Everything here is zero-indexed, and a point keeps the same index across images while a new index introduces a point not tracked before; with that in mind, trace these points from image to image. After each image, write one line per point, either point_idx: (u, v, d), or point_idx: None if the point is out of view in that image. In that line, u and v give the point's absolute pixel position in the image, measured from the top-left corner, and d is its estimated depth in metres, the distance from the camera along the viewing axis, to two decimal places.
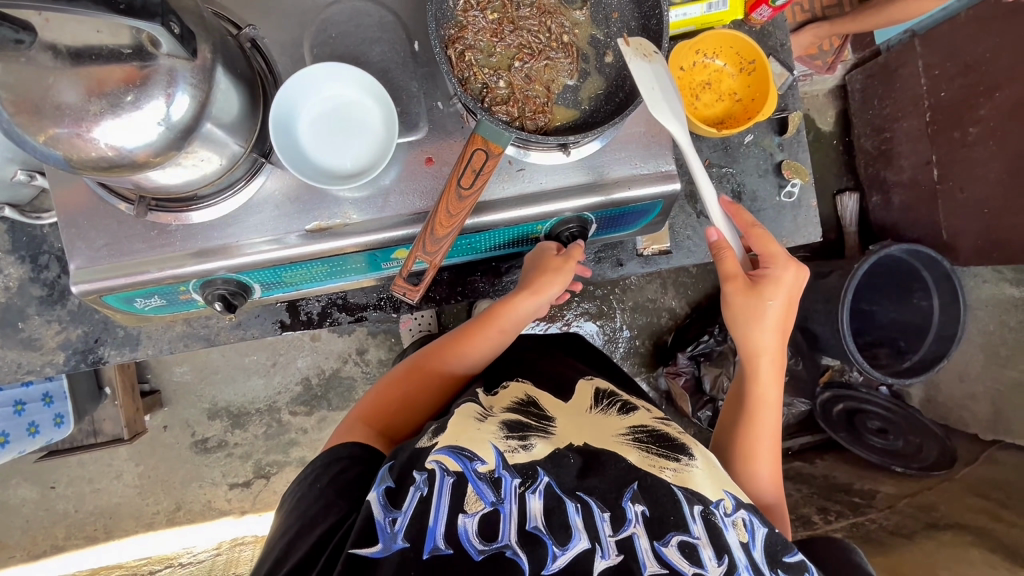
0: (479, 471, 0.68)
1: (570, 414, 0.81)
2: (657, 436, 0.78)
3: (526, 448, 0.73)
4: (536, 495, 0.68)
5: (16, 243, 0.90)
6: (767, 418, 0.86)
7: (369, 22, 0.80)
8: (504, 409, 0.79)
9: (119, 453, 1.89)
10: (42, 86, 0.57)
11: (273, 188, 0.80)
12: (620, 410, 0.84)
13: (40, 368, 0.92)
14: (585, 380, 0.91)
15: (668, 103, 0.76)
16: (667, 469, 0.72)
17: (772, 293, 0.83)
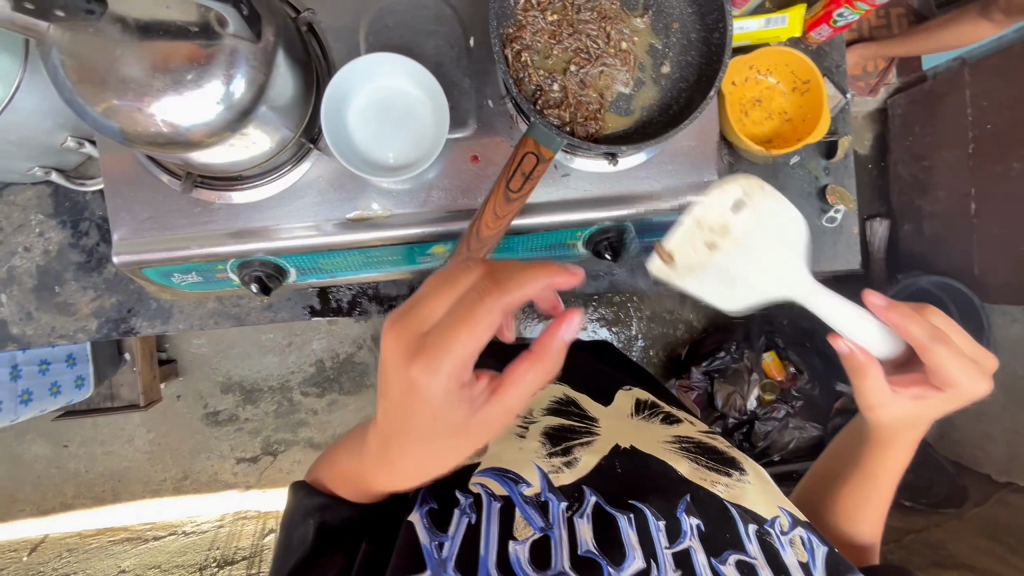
0: (525, 495, 0.76)
1: (615, 420, 0.91)
2: (703, 448, 0.89)
3: (570, 465, 0.82)
4: (583, 518, 0.75)
5: (59, 207, 0.92)
6: (887, 490, 0.89)
7: (426, 14, 0.80)
8: (547, 415, 0.90)
9: (132, 419, 1.92)
10: (108, 58, 0.57)
11: (318, 173, 0.79)
12: (662, 421, 0.93)
13: (73, 333, 0.93)
14: (624, 389, 0.99)
15: (790, 245, 0.81)
16: (718, 483, 0.83)
17: (934, 406, 0.81)
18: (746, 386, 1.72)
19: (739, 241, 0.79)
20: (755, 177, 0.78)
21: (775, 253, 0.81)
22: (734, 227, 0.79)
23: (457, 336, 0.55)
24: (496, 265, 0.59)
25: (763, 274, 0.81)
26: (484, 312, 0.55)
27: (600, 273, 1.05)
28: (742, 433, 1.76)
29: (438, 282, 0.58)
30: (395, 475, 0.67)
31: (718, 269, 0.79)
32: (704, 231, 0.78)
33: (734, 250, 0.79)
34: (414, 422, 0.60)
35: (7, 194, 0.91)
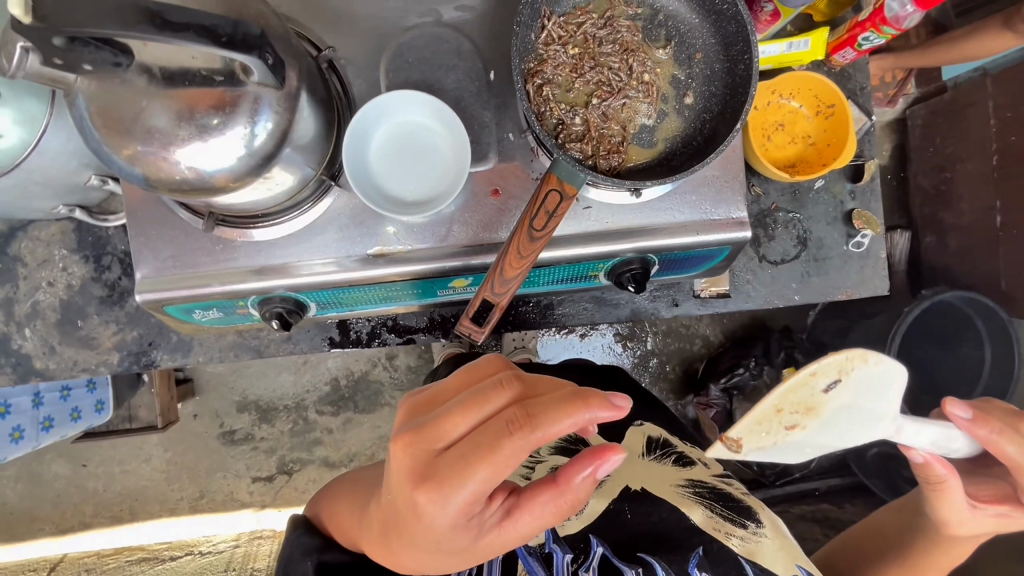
0: (529, 546, 0.82)
1: (626, 464, 0.95)
2: (718, 494, 0.91)
3: (576, 512, 0.88)
4: (588, 571, 0.78)
5: (82, 242, 0.92)
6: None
7: (446, 49, 0.80)
8: (557, 456, 0.97)
9: (149, 438, 1.92)
10: (135, 108, 0.57)
11: (338, 209, 0.79)
12: (675, 461, 0.96)
13: (95, 366, 0.94)
14: (635, 426, 1.02)
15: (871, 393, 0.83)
16: (733, 536, 0.84)
17: (1005, 523, 0.88)
18: None
19: (825, 420, 0.82)
20: (857, 352, 0.81)
21: (852, 430, 0.84)
22: (816, 406, 0.81)
23: (474, 469, 0.53)
24: (528, 387, 0.56)
25: (845, 441, 0.85)
26: (504, 450, 0.52)
27: (621, 301, 1.04)
28: None
29: (465, 398, 0.56)
30: (390, 563, 0.67)
31: (792, 443, 0.83)
32: (784, 416, 0.80)
33: (818, 430, 0.82)
34: (417, 533, 0.58)
35: (32, 230, 0.91)
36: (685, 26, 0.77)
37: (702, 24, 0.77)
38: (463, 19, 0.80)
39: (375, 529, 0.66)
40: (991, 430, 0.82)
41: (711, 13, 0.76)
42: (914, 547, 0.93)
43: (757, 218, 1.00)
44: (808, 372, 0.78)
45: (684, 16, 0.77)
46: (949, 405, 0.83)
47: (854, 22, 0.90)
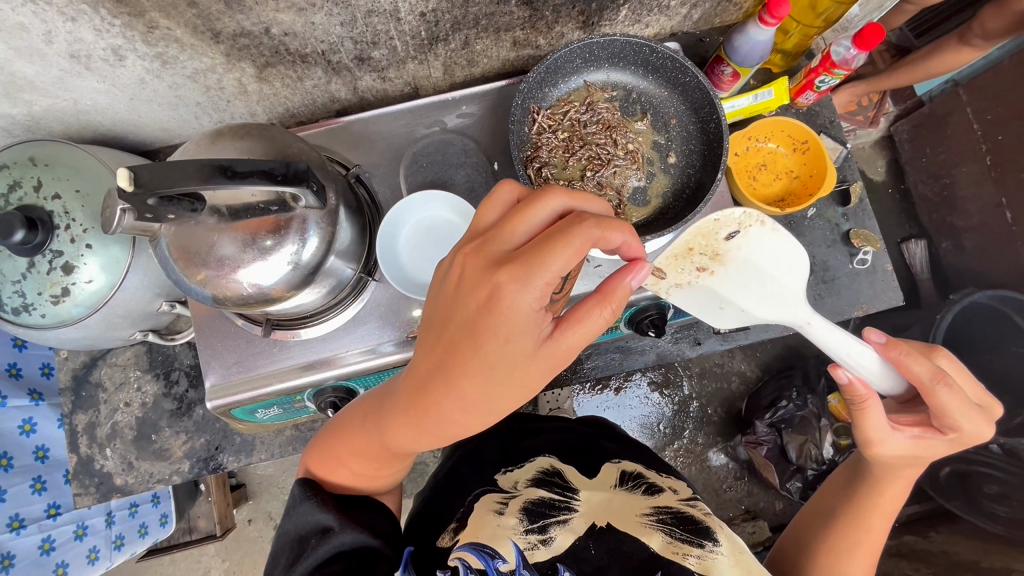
0: (501, 570, 0.65)
1: (594, 490, 0.83)
2: (681, 518, 0.77)
3: (546, 543, 0.72)
4: None
5: (153, 361, 1.03)
6: (878, 546, 0.77)
7: (454, 150, 0.93)
8: (528, 486, 0.84)
9: (207, 549, 1.92)
10: (208, 243, 0.69)
11: (376, 301, 0.89)
12: (645, 490, 0.84)
13: (169, 476, 1.01)
14: (611, 462, 0.94)
15: (788, 262, 0.82)
16: (690, 556, 0.70)
17: (930, 451, 0.73)
18: (818, 434, 1.66)
19: (733, 267, 0.83)
20: (756, 211, 0.82)
21: (759, 283, 0.82)
22: (725, 250, 0.83)
23: (542, 257, 0.55)
24: (579, 199, 0.60)
25: (757, 303, 0.81)
26: (572, 233, 0.55)
27: (646, 347, 1.09)
28: None
29: (519, 209, 0.59)
30: (431, 424, 0.65)
31: (705, 291, 0.83)
32: (694, 255, 0.83)
33: (728, 276, 0.83)
34: (476, 347, 0.59)
35: (110, 357, 1.03)
36: (656, 99, 0.89)
37: (671, 95, 0.88)
38: (465, 123, 0.94)
39: (412, 384, 0.64)
40: (899, 351, 0.70)
41: (676, 85, 0.87)
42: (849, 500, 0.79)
43: None
44: (709, 215, 0.81)
45: (654, 91, 0.89)
46: (864, 333, 0.73)
47: (808, 69, 1.00)
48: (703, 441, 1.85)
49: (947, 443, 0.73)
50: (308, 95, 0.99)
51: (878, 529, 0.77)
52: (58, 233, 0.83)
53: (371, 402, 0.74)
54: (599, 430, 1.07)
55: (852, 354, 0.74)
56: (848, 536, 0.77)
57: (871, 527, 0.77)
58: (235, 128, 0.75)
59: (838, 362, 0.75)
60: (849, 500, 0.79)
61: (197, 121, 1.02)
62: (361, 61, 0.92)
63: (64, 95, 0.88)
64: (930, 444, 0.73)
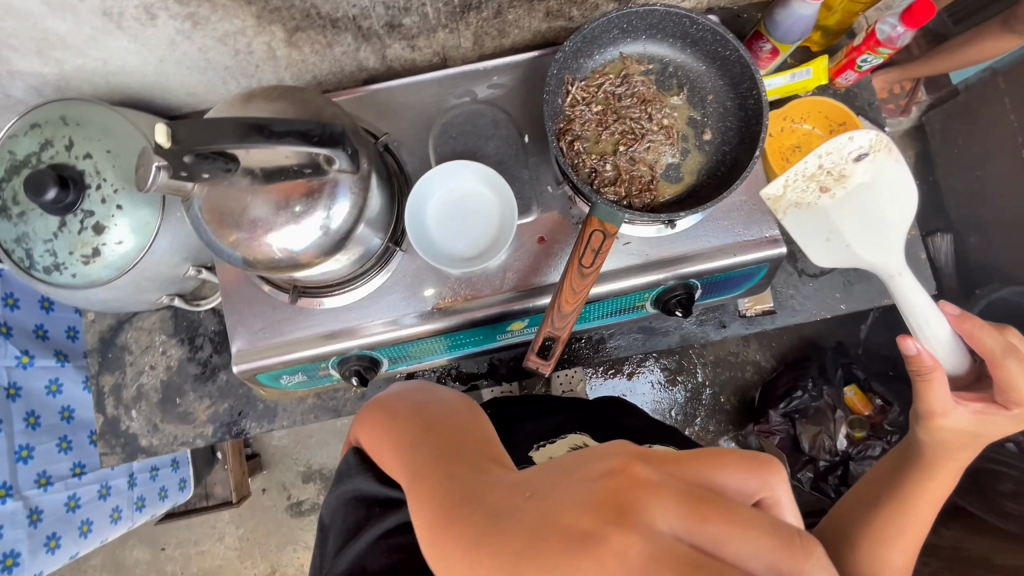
0: None
1: None
2: None
3: None
4: None
5: (178, 326, 1.04)
6: (921, 535, 0.77)
7: (484, 122, 0.91)
8: None
9: (222, 516, 1.96)
10: (241, 204, 0.69)
11: (402, 272, 0.88)
12: None
13: (192, 439, 1.03)
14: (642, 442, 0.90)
15: (901, 199, 0.91)
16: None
17: (991, 429, 0.78)
18: (832, 425, 1.64)
19: (853, 191, 0.92)
20: (887, 138, 0.90)
21: (873, 216, 0.91)
22: (850, 173, 0.92)
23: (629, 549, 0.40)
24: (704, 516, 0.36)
25: (862, 233, 0.91)
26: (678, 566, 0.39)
27: (670, 328, 1.08)
28: (838, 477, 1.66)
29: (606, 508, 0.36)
30: None
31: (823, 215, 0.92)
32: (819, 177, 0.92)
33: (847, 198, 0.92)
34: None
35: (136, 321, 1.04)
36: (694, 74, 0.87)
37: (709, 69, 0.86)
38: (495, 94, 0.92)
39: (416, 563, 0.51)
40: (971, 323, 0.80)
41: (716, 60, 0.85)
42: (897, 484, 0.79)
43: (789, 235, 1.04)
44: (846, 134, 0.89)
45: (692, 65, 0.86)
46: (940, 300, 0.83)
47: (850, 48, 0.97)
48: (716, 428, 1.84)
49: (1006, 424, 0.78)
50: (337, 63, 0.98)
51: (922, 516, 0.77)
52: (89, 192, 0.83)
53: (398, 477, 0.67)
54: (619, 409, 1.07)
55: (929, 319, 0.83)
56: (894, 524, 0.76)
57: (917, 513, 0.77)
58: (268, 91, 0.74)
59: (914, 326, 0.84)
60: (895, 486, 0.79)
61: (224, 87, 1.01)
62: (392, 29, 0.90)
63: (94, 55, 0.87)
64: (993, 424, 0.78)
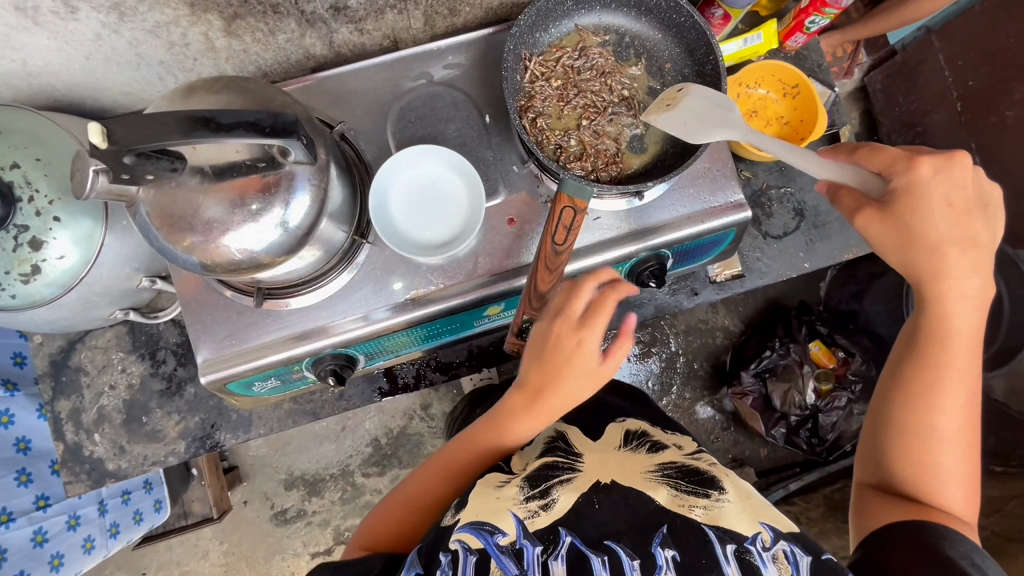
0: (501, 544, 0.69)
1: (598, 453, 0.85)
2: (685, 471, 0.79)
3: (546, 509, 0.74)
4: (558, 560, 0.68)
5: (136, 341, 0.98)
6: (959, 374, 0.73)
7: (442, 104, 0.89)
8: (531, 460, 0.84)
9: (204, 533, 1.89)
10: (192, 206, 0.64)
11: (371, 265, 0.85)
12: (649, 449, 0.86)
13: (164, 458, 0.98)
14: (615, 423, 0.95)
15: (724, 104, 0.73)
16: (696, 507, 0.72)
17: (912, 214, 0.70)
18: (801, 381, 1.69)
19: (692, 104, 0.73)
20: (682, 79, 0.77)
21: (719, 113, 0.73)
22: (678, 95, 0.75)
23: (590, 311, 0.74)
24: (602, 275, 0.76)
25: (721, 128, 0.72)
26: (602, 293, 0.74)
27: (644, 300, 1.09)
28: (808, 430, 1.73)
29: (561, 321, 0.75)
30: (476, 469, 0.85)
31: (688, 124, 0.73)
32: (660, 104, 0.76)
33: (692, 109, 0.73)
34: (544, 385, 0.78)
35: (89, 340, 0.98)
36: (650, 43, 0.86)
37: (665, 37, 0.86)
38: (452, 75, 0.89)
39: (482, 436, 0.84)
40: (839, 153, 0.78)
41: (671, 27, 0.84)
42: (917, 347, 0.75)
43: (752, 199, 1.06)
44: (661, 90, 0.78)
45: (647, 34, 0.86)
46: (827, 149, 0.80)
47: (798, 10, 0.99)
48: (693, 395, 1.89)
49: (928, 203, 0.69)
50: (281, 51, 0.93)
51: (961, 361, 0.73)
52: (20, 206, 0.77)
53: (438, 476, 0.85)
54: (606, 388, 1.10)
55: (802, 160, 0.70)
56: (925, 388, 0.74)
57: (947, 364, 0.73)
58: (210, 82, 0.70)
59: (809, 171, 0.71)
60: (914, 354, 0.75)
61: (162, 84, 0.95)
62: (337, 12, 0.86)
63: (10, 55, 0.80)
64: (895, 205, 0.70)
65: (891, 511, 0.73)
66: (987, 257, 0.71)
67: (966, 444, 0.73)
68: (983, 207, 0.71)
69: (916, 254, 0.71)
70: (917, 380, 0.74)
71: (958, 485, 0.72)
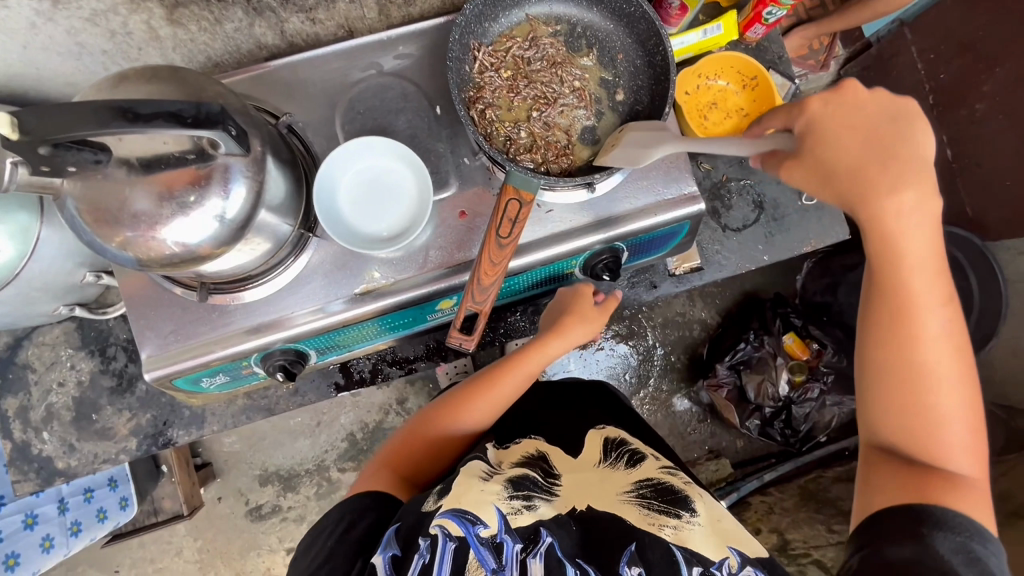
0: (481, 536, 0.68)
1: (577, 470, 0.85)
2: (661, 490, 0.79)
3: (528, 510, 0.74)
4: (537, 558, 0.68)
5: (85, 338, 0.96)
6: (929, 311, 0.68)
7: (392, 95, 0.87)
8: (512, 466, 0.84)
9: (177, 530, 1.88)
10: (119, 198, 0.63)
11: (320, 259, 0.84)
12: (628, 462, 0.86)
13: (115, 455, 0.96)
14: (596, 429, 0.96)
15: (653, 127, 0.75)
16: (665, 526, 0.72)
17: (831, 154, 0.67)
18: (774, 372, 1.71)
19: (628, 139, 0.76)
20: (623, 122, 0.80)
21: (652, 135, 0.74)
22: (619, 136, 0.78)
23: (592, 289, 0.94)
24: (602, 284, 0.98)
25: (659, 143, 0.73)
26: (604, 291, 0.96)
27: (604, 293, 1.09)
28: (781, 422, 1.74)
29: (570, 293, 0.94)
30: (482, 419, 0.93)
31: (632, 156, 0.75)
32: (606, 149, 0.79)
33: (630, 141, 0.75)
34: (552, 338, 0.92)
35: (36, 336, 0.96)
36: (602, 33, 0.85)
37: (617, 28, 0.85)
38: (403, 65, 0.88)
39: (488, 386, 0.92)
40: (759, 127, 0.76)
41: (622, 17, 0.83)
42: (876, 299, 0.70)
43: (711, 191, 1.05)
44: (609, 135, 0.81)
45: (600, 25, 0.85)
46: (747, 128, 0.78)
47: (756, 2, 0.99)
48: (668, 388, 1.90)
49: (835, 131, 0.67)
50: (230, 40, 0.91)
51: (928, 297, 0.68)
52: None
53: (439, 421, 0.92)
54: (580, 390, 1.12)
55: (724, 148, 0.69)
56: (894, 343, 0.69)
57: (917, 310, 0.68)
58: (142, 71, 0.68)
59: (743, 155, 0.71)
60: (878, 310, 0.70)
61: (107, 73, 0.92)
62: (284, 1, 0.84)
63: None
64: (804, 146, 0.69)
65: (892, 489, 0.68)
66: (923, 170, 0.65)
67: (961, 390, 0.68)
68: (896, 119, 0.67)
69: (839, 186, 0.67)
70: (887, 336, 0.69)
71: (958, 430, 0.68)
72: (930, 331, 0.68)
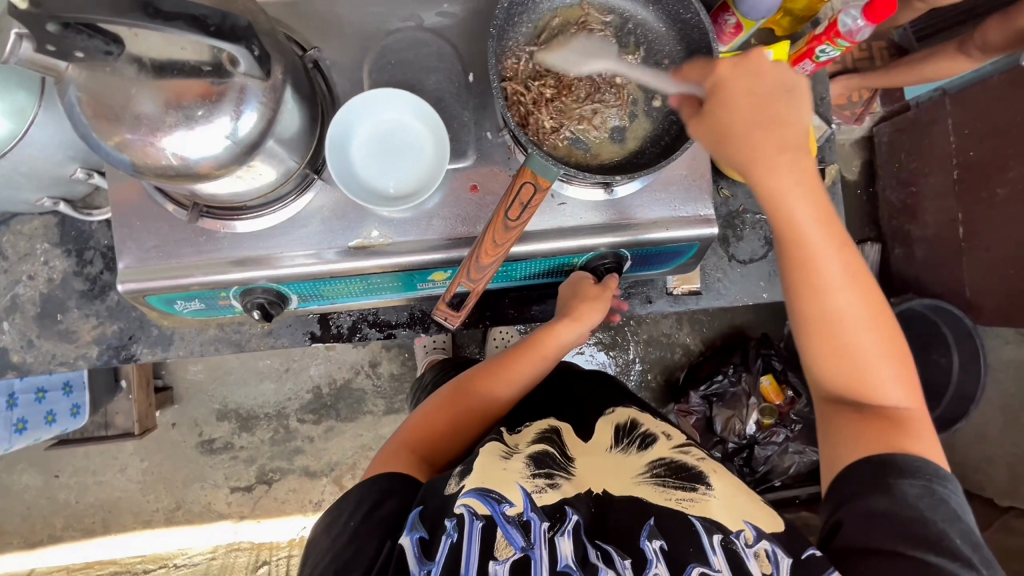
0: (507, 514, 0.68)
1: (589, 454, 0.81)
2: (674, 468, 0.77)
3: (553, 487, 0.74)
4: (565, 536, 0.67)
5: (65, 236, 0.93)
6: (832, 273, 0.69)
7: (427, 52, 0.84)
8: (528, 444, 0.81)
9: (125, 448, 1.84)
10: (125, 96, 0.59)
11: (321, 204, 0.81)
12: (639, 446, 0.82)
13: (74, 360, 0.94)
14: (603, 419, 0.89)
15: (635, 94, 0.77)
16: (683, 500, 0.72)
17: (734, 117, 0.66)
18: (745, 410, 1.69)
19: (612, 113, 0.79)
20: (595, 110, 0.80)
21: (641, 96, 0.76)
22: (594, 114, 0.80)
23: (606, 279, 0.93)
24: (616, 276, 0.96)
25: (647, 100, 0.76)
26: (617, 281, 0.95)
27: None
28: (741, 458, 1.73)
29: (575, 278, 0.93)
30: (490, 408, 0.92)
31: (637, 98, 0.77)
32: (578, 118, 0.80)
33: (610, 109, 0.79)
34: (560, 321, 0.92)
35: (13, 224, 0.92)
36: (653, 34, 0.83)
37: (669, 33, 0.82)
38: (444, 24, 0.85)
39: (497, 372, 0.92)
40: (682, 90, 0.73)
41: (676, 22, 0.80)
42: (784, 264, 0.72)
43: (725, 219, 1.04)
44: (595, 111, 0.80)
45: (652, 25, 0.83)
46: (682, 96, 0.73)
47: (811, 36, 0.94)
48: None
49: (736, 98, 0.66)
50: None
51: (827, 254, 0.69)
52: None
53: (452, 407, 0.90)
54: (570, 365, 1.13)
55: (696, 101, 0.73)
56: (808, 313, 0.71)
57: (823, 272, 0.69)
58: None
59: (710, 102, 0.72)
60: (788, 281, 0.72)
61: None
62: None
63: None
64: (709, 110, 0.68)
65: (851, 441, 0.70)
66: (794, 136, 0.67)
67: (880, 334, 0.71)
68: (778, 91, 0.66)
69: (737, 153, 0.67)
70: (802, 297, 0.71)
71: (885, 374, 0.71)
72: (841, 296, 0.70)
